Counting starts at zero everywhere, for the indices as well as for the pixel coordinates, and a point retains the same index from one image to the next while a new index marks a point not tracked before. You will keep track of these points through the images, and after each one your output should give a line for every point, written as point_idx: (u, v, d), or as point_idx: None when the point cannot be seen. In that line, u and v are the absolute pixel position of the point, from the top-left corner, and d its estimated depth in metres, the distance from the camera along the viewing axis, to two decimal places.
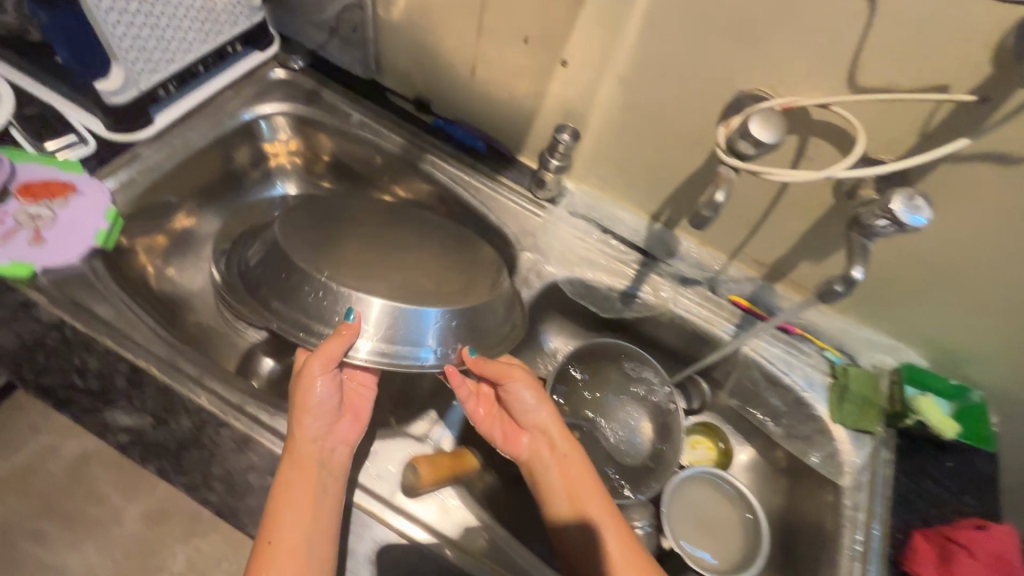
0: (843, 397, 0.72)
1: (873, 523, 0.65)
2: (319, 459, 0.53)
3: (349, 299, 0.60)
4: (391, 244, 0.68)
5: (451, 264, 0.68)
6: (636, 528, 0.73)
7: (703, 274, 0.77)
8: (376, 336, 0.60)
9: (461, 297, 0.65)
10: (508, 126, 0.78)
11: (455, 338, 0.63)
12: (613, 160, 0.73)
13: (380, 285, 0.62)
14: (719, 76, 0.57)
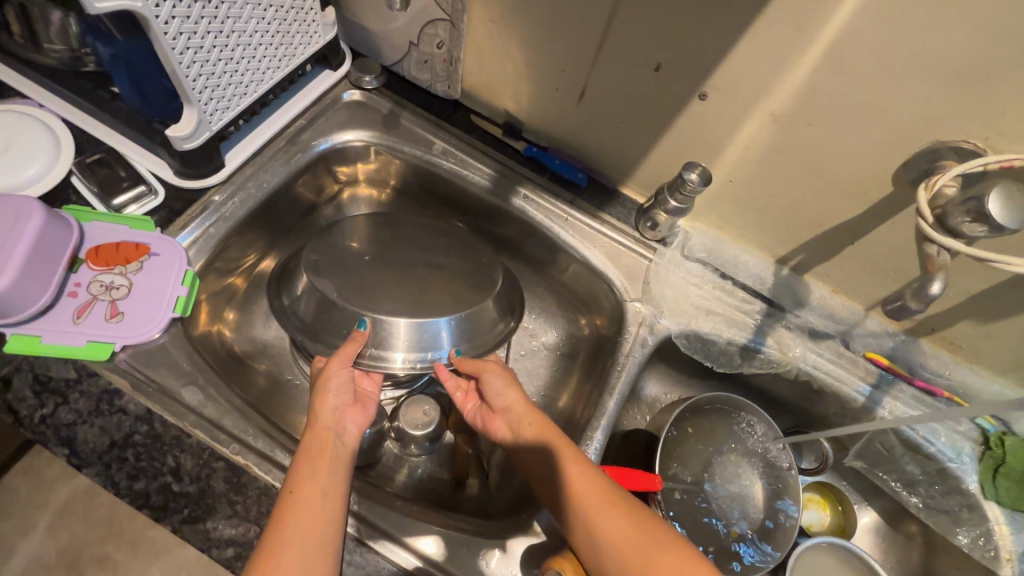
0: (998, 472, 0.64)
1: None
2: (335, 440, 0.50)
3: (352, 313, 0.59)
4: (390, 253, 0.65)
5: (454, 270, 0.65)
6: None
7: (837, 327, 0.68)
8: (383, 346, 0.59)
9: (474, 294, 0.63)
10: (613, 157, 0.69)
11: (470, 336, 0.62)
12: (742, 202, 0.63)
13: (382, 300, 0.60)
14: (908, 124, 0.48)
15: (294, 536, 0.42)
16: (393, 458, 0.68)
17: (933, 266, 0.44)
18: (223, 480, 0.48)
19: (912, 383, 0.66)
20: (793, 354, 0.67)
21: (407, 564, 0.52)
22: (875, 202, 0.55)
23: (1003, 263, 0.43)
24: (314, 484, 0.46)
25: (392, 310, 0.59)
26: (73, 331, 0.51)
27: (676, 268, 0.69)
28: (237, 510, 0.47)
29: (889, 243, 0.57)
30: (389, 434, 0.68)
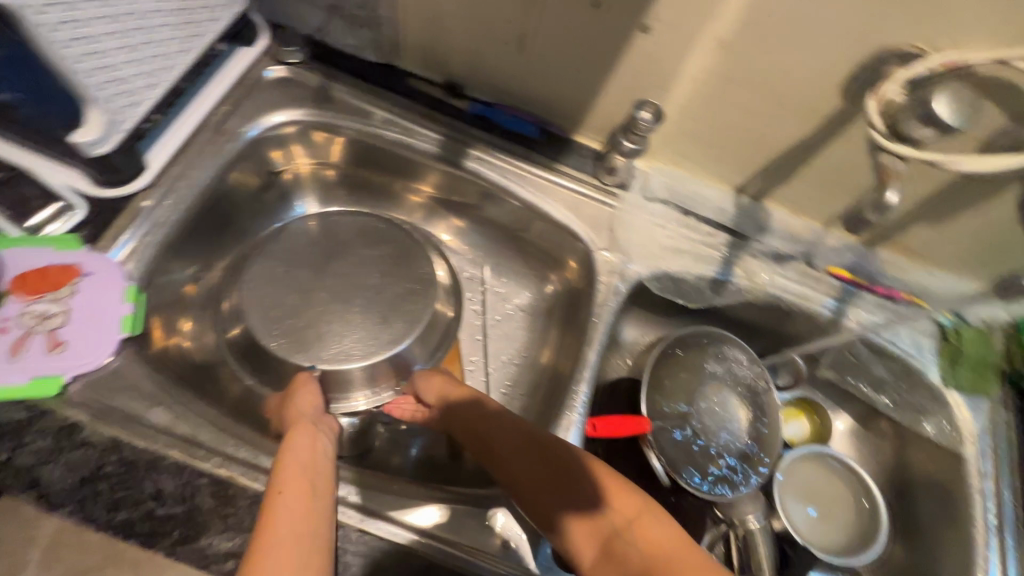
0: (956, 361, 0.68)
1: (1001, 489, 0.63)
2: (315, 432, 0.51)
3: (296, 359, 0.63)
4: (321, 286, 0.68)
5: (382, 294, 0.68)
6: (750, 522, 0.67)
7: (799, 248, 0.69)
8: (341, 388, 0.66)
9: (394, 318, 0.67)
10: (562, 105, 0.66)
11: (414, 358, 0.69)
12: (697, 135, 0.63)
13: (321, 344, 0.64)
14: (851, 34, 0.47)
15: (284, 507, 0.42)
16: (386, 442, 0.67)
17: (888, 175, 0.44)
18: (211, 495, 0.46)
19: (874, 291, 0.69)
20: (762, 280, 0.68)
21: (405, 539, 0.50)
22: (826, 117, 0.54)
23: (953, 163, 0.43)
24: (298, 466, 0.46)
25: (333, 355, 0.64)
26: (14, 367, 0.49)
27: (640, 211, 0.69)
28: (231, 522, 0.45)
29: (844, 157, 0.58)
30: (378, 421, 0.68)
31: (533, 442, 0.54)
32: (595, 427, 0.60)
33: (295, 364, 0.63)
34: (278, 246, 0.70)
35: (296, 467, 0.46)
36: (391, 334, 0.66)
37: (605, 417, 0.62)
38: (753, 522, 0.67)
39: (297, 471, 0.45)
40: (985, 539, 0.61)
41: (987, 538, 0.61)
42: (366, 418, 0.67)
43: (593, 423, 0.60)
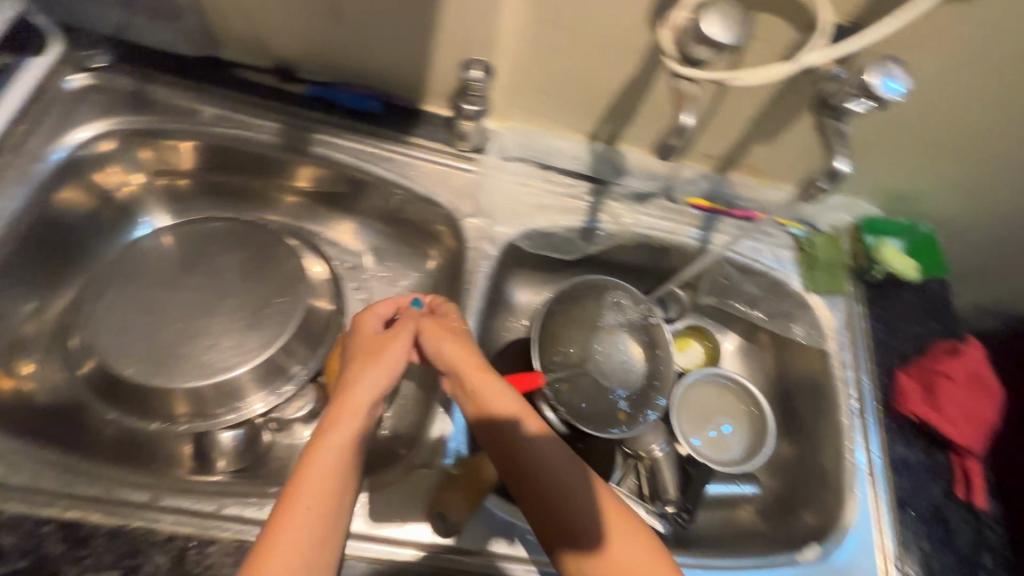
0: (813, 267, 0.73)
1: (862, 376, 0.68)
2: (364, 424, 0.48)
3: (153, 381, 0.60)
4: (177, 301, 0.65)
5: (246, 300, 0.66)
6: (654, 451, 0.71)
7: (657, 184, 0.72)
8: (226, 399, 0.62)
9: (258, 324, 0.65)
10: (400, 75, 0.65)
11: (300, 357, 0.67)
12: (535, 86, 0.63)
13: (186, 359, 0.62)
14: None
15: (297, 535, 0.41)
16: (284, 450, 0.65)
17: (686, 101, 0.46)
18: (60, 541, 0.43)
19: (731, 214, 0.72)
20: (626, 221, 0.70)
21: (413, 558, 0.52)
22: (643, 52, 0.56)
23: (735, 80, 0.43)
24: (323, 477, 0.43)
25: (196, 371, 0.61)
26: None
27: (500, 171, 0.68)
28: (89, 563, 0.43)
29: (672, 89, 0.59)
30: (267, 428, 0.64)
31: (562, 474, 0.47)
32: None
33: (155, 385, 0.60)
34: (122, 265, 0.66)
35: (321, 476, 0.43)
36: (257, 341, 0.64)
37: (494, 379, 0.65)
38: (656, 451, 0.71)
39: (321, 482, 0.43)
40: (852, 423, 0.66)
41: (854, 420, 0.66)
42: (250, 426, 0.63)
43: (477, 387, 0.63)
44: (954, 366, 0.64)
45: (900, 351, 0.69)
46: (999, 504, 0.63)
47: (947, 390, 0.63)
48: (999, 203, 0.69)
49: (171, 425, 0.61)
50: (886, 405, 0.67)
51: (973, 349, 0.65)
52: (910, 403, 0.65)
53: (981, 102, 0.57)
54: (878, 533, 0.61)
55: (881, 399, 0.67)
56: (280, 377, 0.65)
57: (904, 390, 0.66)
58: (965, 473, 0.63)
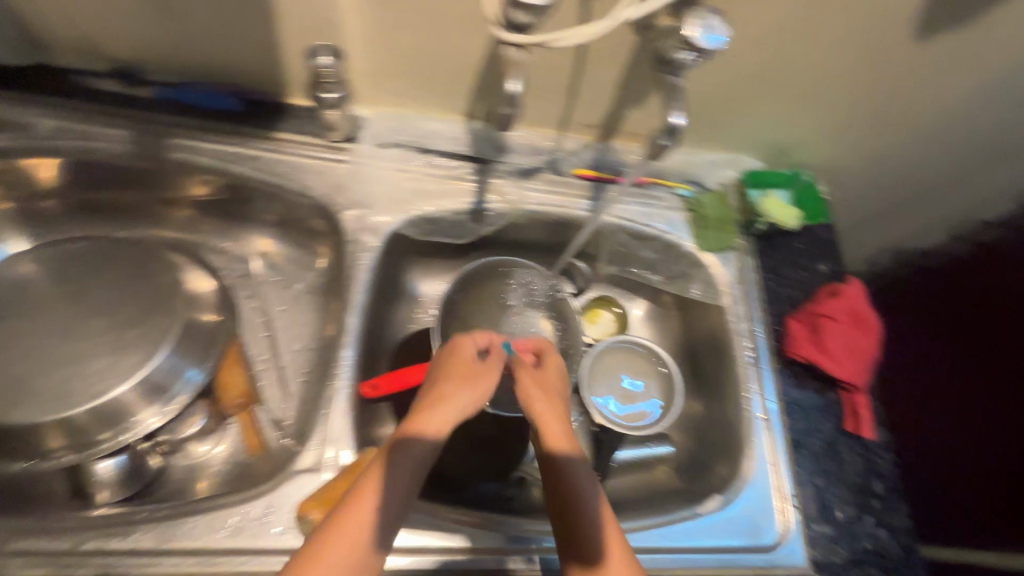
0: (704, 225, 0.73)
1: (755, 327, 0.70)
2: (422, 459, 0.45)
3: (9, 418, 0.56)
4: (36, 326, 0.60)
5: (114, 317, 0.62)
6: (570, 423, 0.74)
7: (541, 158, 0.70)
8: (111, 420, 0.59)
9: (128, 344, 0.61)
10: (252, 69, 0.61)
11: (181, 369, 0.63)
12: (395, 68, 0.60)
13: (46, 389, 0.58)
14: None
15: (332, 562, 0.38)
16: (183, 470, 0.64)
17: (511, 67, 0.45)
18: None
19: (616, 182, 0.71)
20: (514, 199, 0.69)
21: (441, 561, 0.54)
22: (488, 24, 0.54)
23: (558, 40, 0.43)
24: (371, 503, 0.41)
25: (58, 403, 0.57)
26: None
27: (376, 159, 0.66)
28: None
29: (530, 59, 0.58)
30: (155, 452, 0.62)
31: (594, 514, 0.45)
32: (375, 387, 0.58)
33: (12, 422, 0.56)
34: None
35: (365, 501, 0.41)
36: (128, 362, 0.60)
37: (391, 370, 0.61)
38: (571, 422, 0.74)
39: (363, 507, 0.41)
40: (747, 372, 0.68)
41: (749, 370, 0.68)
42: (133, 454, 0.61)
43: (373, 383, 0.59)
44: (834, 307, 0.66)
45: (790, 297, 0.71)
46: (886, 432, 0.66)
47: (831, 330, 0.65)
48: (871, 144, 0.72)
49: (46, 461, 0.58)
50: (779, 352, 0.68)
51: (852, 289, 0.67)
52: (799, 348, 0.66)
53: (831, 47, 0.58)
54: (777, 476, 0.63)
55: (774, 347, 0.69)
56: (164, 393, 0.62)
57: (793, 336, 0.67)
58: (854, 407, 0.65)
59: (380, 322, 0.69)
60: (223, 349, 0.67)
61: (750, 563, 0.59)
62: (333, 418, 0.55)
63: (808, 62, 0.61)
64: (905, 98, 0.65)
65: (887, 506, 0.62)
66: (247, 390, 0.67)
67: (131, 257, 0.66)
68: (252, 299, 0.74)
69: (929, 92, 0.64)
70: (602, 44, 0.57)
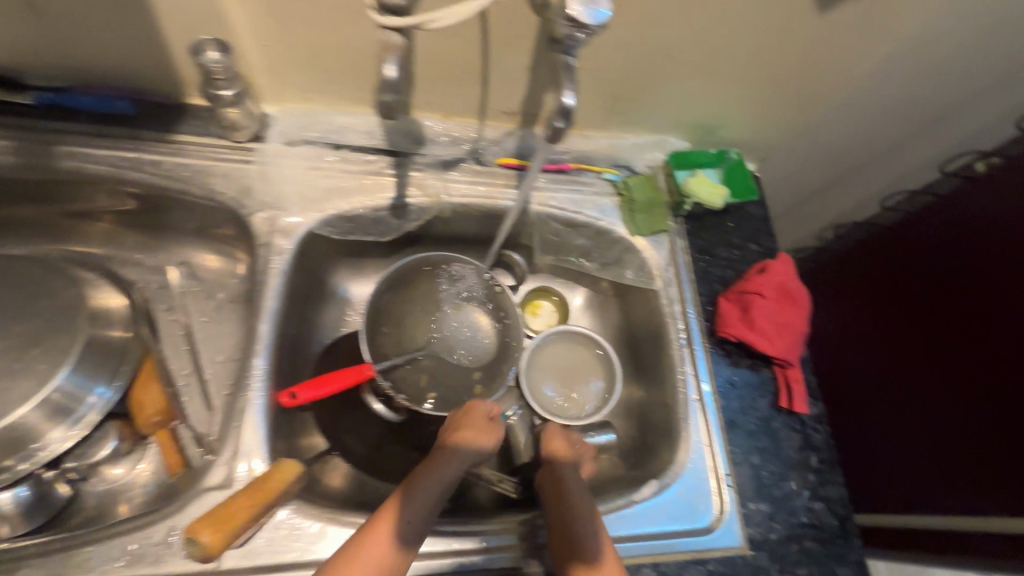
0: (633, 210, 0.72)
1: (688, 308, 0.70)
2: (441, 483, 0.52)
3: None
4: None
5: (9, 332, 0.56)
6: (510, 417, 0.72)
7: (462, 149, 0.68)
8: (12, 447, 0.54)
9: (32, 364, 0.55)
10: (139, 69, 0.58)
11: (90, 387, 0.59)
12: (293, 61, 0.57)
13: None
14: None
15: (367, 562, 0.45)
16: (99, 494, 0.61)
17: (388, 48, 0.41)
18: None
19: (544, 168, 0.72)
20: (436, 192, 0.67)
21: (465, 561, 0.55)
22: None
23: (436, 19, 0.40)
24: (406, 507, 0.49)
25: None
26: None
27: (285, 158, 0.63)
28: None
29: (433, 46, 0.56)
30: (63, 479, 0.59)
31: (590, 531, 0.52)
32: (293, 396, 0.56)
33: None
34: None
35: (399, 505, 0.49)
36: (32, 382, 0.55)
37: (312, 380, 0.58)
38: (510, 416, 0.72)
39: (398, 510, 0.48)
40: (681, 354, 0.68)
41: (683, 352, 0.68)
42: (38, 484, 0.57)
43: (292, 391, 0.56)
44: (764, 283, 0.65)
45: (721, 277, 0.71)
46: (819, 405, 0.66)
47: (760, 307, 0.64)
48: (793, 120, 0.72)
49: None
50: (712, 332, 0.68)
51: (779, 264, 0.67)
52: (730, 327, 0.65)
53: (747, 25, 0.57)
54: (712, 457, 0.62)
55: (707, 328, 0.68)
56: (73, 413, 0.57)
57: (725, 315, 0.67)
58: (787, 382, 0.65)
59: (304, 328, 0.67)
60: (136, 365, 0.63)
61: (688, 548, 0.58)
62: (244, 430, 0.53)
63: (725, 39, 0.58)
64: (822, 72, 0.64)
65: (821, 478, 0.62)
66: (165, 408, 0.63)
67: (31, 268, 0.62)
68: (171, 311, 0.71)
69: (843, 66, 0.63)
70: (503, 29, 0.53)
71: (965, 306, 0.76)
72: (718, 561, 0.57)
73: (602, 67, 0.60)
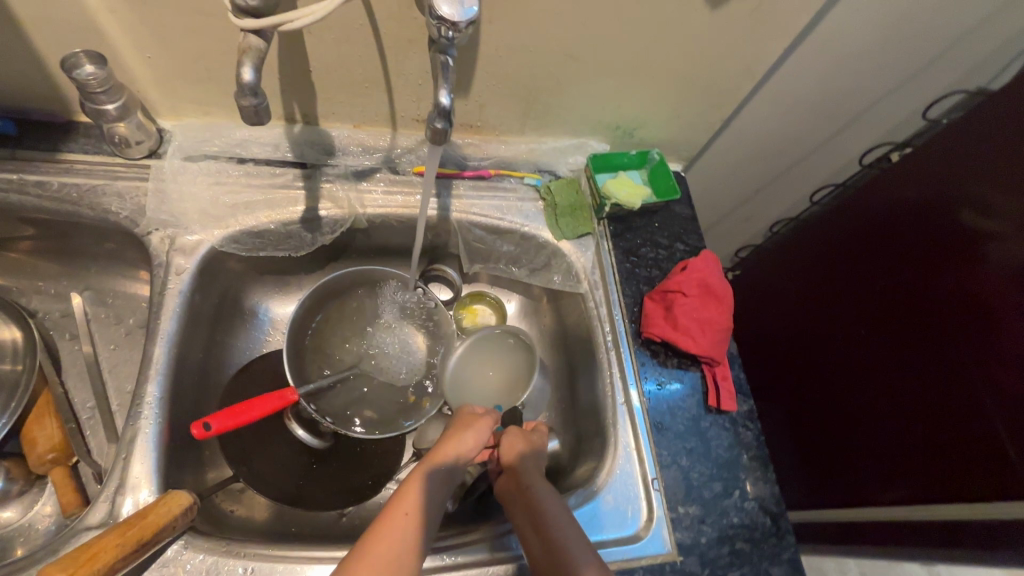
0: (556, 213, 0.72)
1: (614, 312, 0.68)
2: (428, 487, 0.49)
3: None
4: None
5: None
6: None
7: (375, 158, 0.67)
8: None
9: None
10: (19, 89, 0.55)
11: None
12: (183, 75, 0.55)
13: None
14: None
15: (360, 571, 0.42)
16: None
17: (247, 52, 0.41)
18: None
19: (463, 176, 0.71)
20: (350, 204, 0.65)
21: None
22: None
23: (295, 21, 0.40)
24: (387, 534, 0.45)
25: None
26: None
27: (184, 175, 0.61)
28: None
29: (327, 55, 0.54)
30: None
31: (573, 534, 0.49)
32: (206, 427, 0.50)
33: None
34: None
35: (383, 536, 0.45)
36: None
37: (228, 407, 0.52)
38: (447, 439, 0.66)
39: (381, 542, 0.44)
40: (609, 357, 0.66)
41: (610, 355, 0.66)
42: None
43: (205, 421, 0.50)
44: (686, 281, 0.65)
45: (647, 278, 0.70)
46: (749, 402, 0.65)
47: (682, 305, 0.64)
48: (710, 119, 0.72)
49: None
50: (639, 334, 0.67)
51: (700, 261, 0.66)
52: (654, 327, 0.65)
53: (646, 29, 0.56)
54: (639, 462, 0.61)
55: (634, 330, 0.67)
56: None
57: (649, 315, 0.66)
58: (714, 379, 0.64)
59: (213, 351, 0.64)
60: (28, 397, 0.59)
61: (615, 558, 0.56)
62: (128, 461, 0.50)
63: (627, 44, 0.58)
64: (730, 73, 0.64)
65: (752, 476, 0.61)
66: (60, 445, 0.59)
67: None
68: (74, 340, 0.67)
69: (749, 66, 0.63)
70: (397, 37, 0.52)
71: (897, 293, 0.76)
72: (645, 570, 0.55)
73: (509, 74, 0.60)
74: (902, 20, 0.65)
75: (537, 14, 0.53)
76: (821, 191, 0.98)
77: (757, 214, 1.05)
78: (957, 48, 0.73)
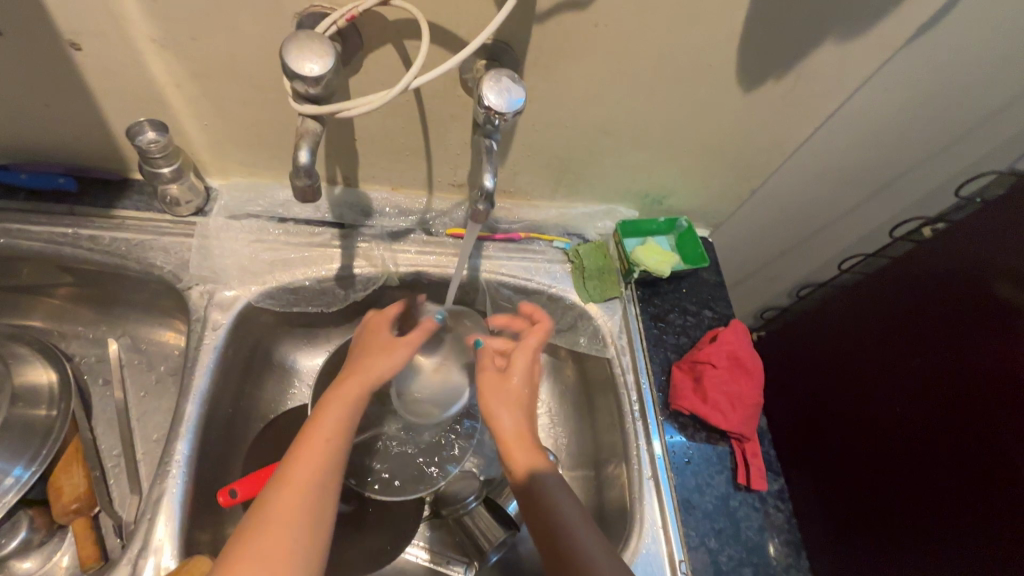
0: (585, 276, 0.72)
1: (641, 379, 0.67)
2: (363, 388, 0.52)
3: None
4: None
5: None
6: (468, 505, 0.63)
7: (410, 219, 0.68)
8: None
9: None
10: (84, 149, 0.59)
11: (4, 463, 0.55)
12: (236, 141, 0.58)
13: None
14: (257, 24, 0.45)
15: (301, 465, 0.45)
16: None
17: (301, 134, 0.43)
18: None
19: (494, 238, 0.72)
20: (384, 264, 0.66)
21: None
22: None
23: (352, 109, 0.43)
24: (322, 449, 0.46)
25: None
26: None
27: (227, 232, 0.63)
28: None
29: (372, 126, 0.56)
30: None
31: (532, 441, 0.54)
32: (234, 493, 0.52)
33: None
34: None
35: (321, 450, 0.46)
36: None
37: (254, 472, 0.54)
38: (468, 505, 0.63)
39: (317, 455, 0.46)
40: (635, 428, 0.65)
41: (637, 426, 0.65)
42: None
43: (232, 487, 0.52)
44: (716, 352, 0.64)
45: (675, 345, 0.70)
46: (779, 480, 0.63)
47: (711, 377, 0.63)
48: (739, 190, 0.73)
49: None
50: (667, 404, 0.66)
51: (730, 332, 0.66)
52: (683, 399, 0.63)
53: (679, 108, 0.58)
54: (667, 542, 0.58)
55: (662, 399, 0.66)
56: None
57: (678, 386, 0.65)
58: (744, 456, 0.63)
59: (241, 404, 0.64)
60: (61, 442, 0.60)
61: None
62: (151, 520, 0.50)
63: (660, 123, 0.60)
64: (760, 149, 0.65)
65: (784, 562, 0.59)
66: (85, 494, 0.59)
67: None
68: (106, 386, 0.68)
69: (779, 144, 0.65)
70: (442, 113, 0.55)
71: (932, 365, 0.74)
72: None
73: (544, 146, 0.62)
74: (928, 101, 0.66)
75: (575, 95, 0.55)
76: (848, 259, 0.98)
77: (783, 276, 1.04)
78: (985, 128, 0.73)
